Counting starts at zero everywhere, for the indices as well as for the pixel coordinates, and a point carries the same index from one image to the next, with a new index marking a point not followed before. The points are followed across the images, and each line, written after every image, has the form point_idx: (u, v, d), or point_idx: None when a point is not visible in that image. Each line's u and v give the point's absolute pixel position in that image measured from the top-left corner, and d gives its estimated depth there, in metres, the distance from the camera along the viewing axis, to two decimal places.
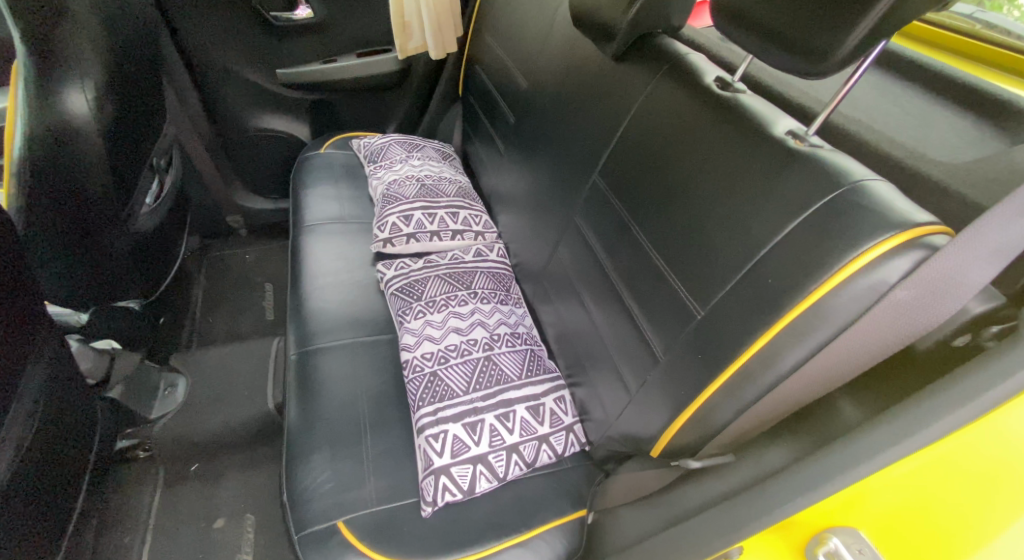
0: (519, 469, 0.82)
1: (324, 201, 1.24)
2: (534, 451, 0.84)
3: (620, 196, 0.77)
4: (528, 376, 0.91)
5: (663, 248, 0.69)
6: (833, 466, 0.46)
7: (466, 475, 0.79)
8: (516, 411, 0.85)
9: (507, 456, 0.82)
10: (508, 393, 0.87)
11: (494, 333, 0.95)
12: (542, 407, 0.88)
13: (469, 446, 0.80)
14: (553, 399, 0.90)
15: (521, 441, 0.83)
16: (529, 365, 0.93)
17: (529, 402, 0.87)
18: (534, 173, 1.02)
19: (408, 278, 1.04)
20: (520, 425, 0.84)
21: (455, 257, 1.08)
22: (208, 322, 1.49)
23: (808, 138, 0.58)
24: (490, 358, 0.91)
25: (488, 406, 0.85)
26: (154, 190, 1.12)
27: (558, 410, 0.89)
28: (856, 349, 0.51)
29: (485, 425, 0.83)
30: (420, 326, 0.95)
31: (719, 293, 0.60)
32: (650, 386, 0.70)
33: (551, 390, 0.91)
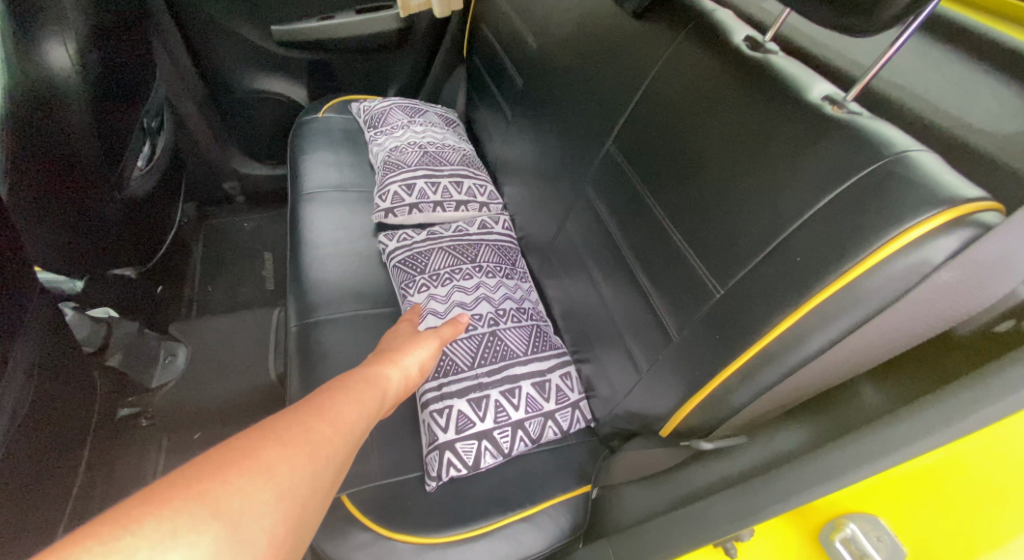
0: (524, 445, 0.81)
1: (323, 167, 1.19)
2: (539, 428, 0.83)
3: (637, 168, 0.73)
4: (534, 352, 0.89)
5: (681, 223, 0.65)
6: (859, 456, 0.44)
7: (471, 451, 0.77)
8: (522, 387, 0.84)
9: (513, 432, 0.80)
10: (514, 369, 0.85)
11: (499, 308, 0.92)
12: (548, 383, 0.86)
13: (474, 422, 0.79)
14: (559, 375, 0.88)
15: (527, 418, 0.82)
16: (535, 341, 0.90)
17: (535, 378, 0.85)
18: (544, 140, 0.98)
19: (411, 249, 1.01)
20: (526, 402, 0.83)
21: (460, 229, 1.05)
22: (206, 291, 1.46)
23: (847, 105, 0.53)
24: (495, 333, 0.88)
25: (493, 382, 0.83)
26: (146, 153, 1.06)
27: (564, 387, 0.87)
28: (889, 335, 0.48)
29: (490, 401, 0.81)
30: (423, 300, 0.93)
31: (741, 272, 0.57)
32: (661, 366, 0.68)
33: (557, 366, 0.89)
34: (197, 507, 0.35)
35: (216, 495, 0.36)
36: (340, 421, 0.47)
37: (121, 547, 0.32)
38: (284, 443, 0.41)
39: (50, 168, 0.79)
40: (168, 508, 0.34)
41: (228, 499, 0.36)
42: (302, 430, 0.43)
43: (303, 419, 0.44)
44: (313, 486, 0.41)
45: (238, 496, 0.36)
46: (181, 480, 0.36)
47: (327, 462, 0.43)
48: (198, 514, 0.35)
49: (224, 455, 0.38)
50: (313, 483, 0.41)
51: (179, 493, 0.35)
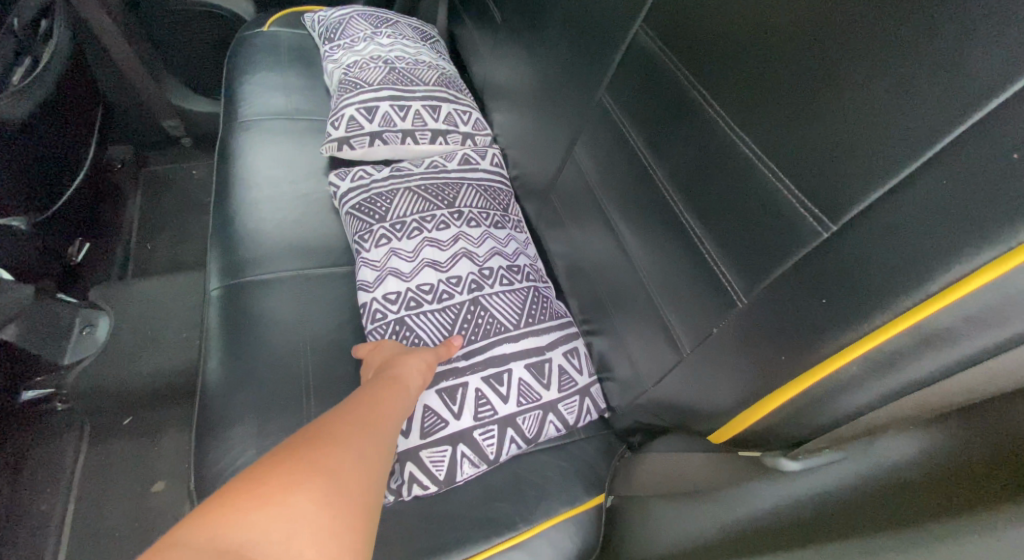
0: (515, 448, 0.61)
1: (265, 91, 0.95)
2: (536, 425, 0.62)
3: (681, 55, 0.50)
4: (530, 323, 0.67)
5: (756, 127, 0.42)
6: None
7: (443, 460, 0.58)
8: (512, 371, 0.62)
9: (500, 433, 0.60)
10: (502, 348, 0.64)
11: (484, 267, 0.70)
12: (548, 364, 0.64)
13: (446, 421, 0.59)
14: (562, 353, 0.66)
15: (520, 413, 0.61)
16: (530, 310, 0.68)
17: (530, 359, 0.64)
18: (544, 39, 0.74)
19: (368, 192, 0.77)
20: (517, 391, 0.62)
21: (434, 165, 0.82)
22: (146, 249, 1.24)
23: None
24: (476, 302, 0.66)
25: (472, 366, 0.62)
26: (25, 65, 0.81)
27: (570, 368, 0.65)
28: None
29: (469, 391, 0.60)
30: (382, 257, 0.70)
31: (873, 194, 0.34)
32: (720, 343, 0.47)
33: (560, 341, 0.67)
34: (300, 472, 0.35)
35: (309, 472, 0.35)
36: (386, 418, 0.46)
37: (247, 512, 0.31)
38: (343, 433, 0.40)
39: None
40: (275, 474, 0.34)
41: (327, 462, 0.37)
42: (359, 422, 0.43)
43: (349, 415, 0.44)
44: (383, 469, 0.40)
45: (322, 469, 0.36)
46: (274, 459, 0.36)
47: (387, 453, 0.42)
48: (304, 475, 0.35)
49: (298, 444, 0.38)
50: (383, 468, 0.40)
51: (263, 477, 0.34)
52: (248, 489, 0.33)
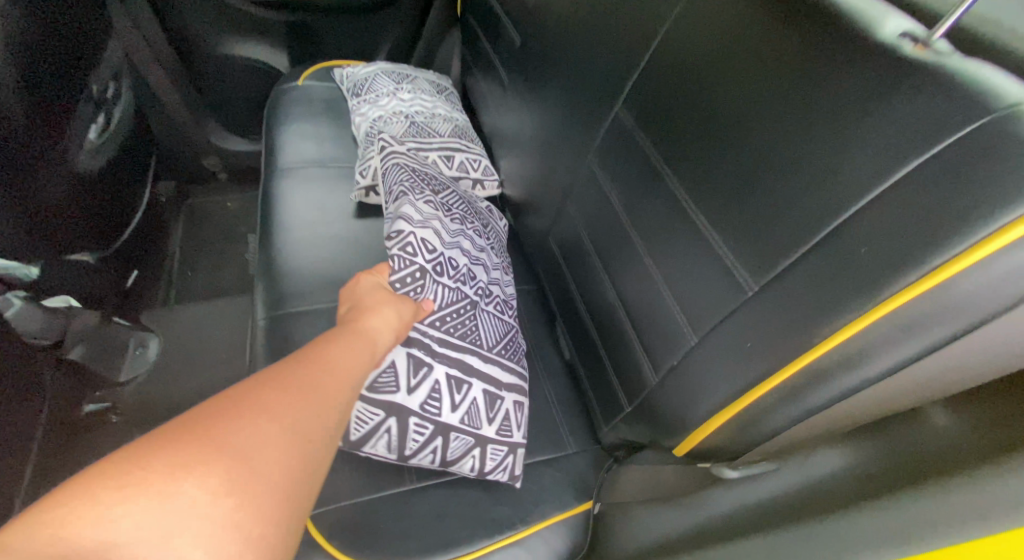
0: (430, 457, 0.67)
1: (300, 141, 1.08)
2: (461, 447, 0.67)
3: (650, 136, 0.61)
4: (501, 354, 0.74)
5: (704, 204, 0.53)
6: (946, 523, 0.34)
7: (370, 422, 0.65)
8: (472, 386, 0.69)
9: (430, 435, 0.66)
10: (472, 360, 0.70)
11: (489, 288, 0.78)
12: (500, 403, 0.70)
13: (397, 391, 0.65)
14: (513, 400, 0.72)
15: (460, 427, 0.67)
16: (505, 344, 0.75)
17: (490, 387, 0.70)
18: (544, 103, 0.85)
19: (411, 165, 0.86)
20: (467, 408, 0.68)
21: (467, 193, 0.92)
22: (186, 275, 1.37)
23: (933, 43, 0.38)
24: (474, 308, 0.73)
25: (441, 358, 0.68)
26: (99, 124, 0.94)
27: (514, 417, 0.71)
28: (981, 351, 0.37)
29: (431, 379, 0.66)
30: (426, 215, 0.76)
31: (781, 265, 0.45)
32: (680, 374, 0.57)
33: (517, 389, 0.73)
34: (196, 449, 0.33)
35: (228, 443, 0.34)
36: (345, 380, 0.46)
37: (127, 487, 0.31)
38: (267, 395, 0.39)
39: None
40: (164, 449, 0.33)
41: (233, 436, 0.35)
42: (313, 382, 0.43)
43: (303, 369, 0.44)
44: (323, 439, 0.40)
45: (246, 439, 0.35)
46: (181, 429, 0.34)
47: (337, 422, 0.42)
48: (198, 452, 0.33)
49: (230, 399, 0.37)
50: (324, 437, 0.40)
51: (155, 447, 0.33)
52: (157, 447, 0.33)
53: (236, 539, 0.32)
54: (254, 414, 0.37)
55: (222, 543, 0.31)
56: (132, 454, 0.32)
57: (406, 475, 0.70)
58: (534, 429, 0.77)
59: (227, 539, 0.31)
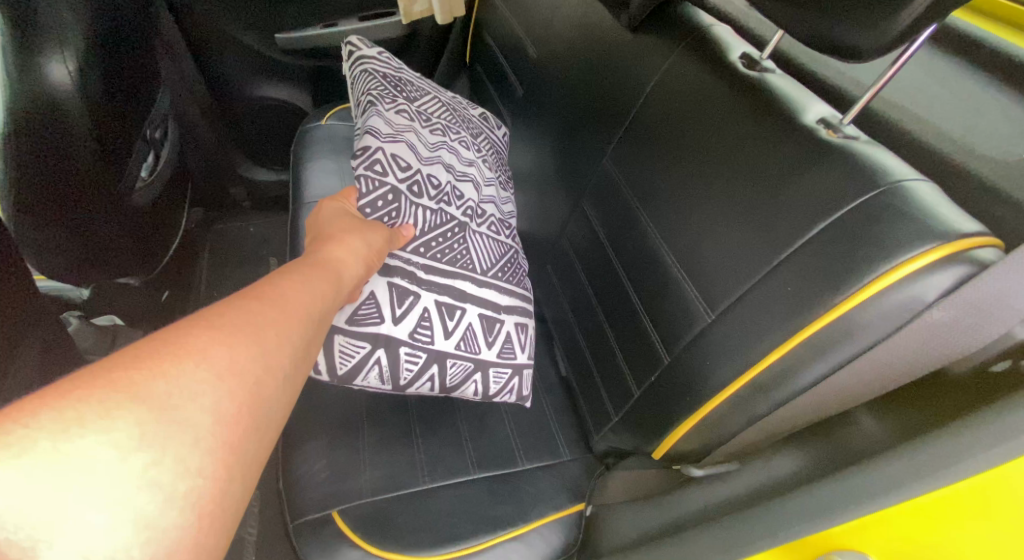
0: (430, 385, 0.78)
1: (324, 175, 1.19)
2: (461, 371, 0.79)
3: (633, 185, 0.72)
4: (495, 277, 0.84)
5: (675, 246, 0.64)
6: (845, 499, 0.43)
7: (361, 353, 0.73)
8: (466, 313, 0.78)
9: (425, 363, 0.76)
10: (461, 284, 0.79)
11: (479, 208, 0.88)
12: (498, 326, 0.81)
13: (383, 322, 0.74)
14: (513, 323, 0.83)
15: (454, 352, 0.78)
16: (501, 264, 0.86)
17: (485, 314, 0.80)
18: (543, 147, 0.96)
19: (386, 80, 0.95)
20: (461, 333, 0.78)
21: (457, 101, 1.02)
22: (212, 295, 1.48)
23: (842, 128, 0.54)
24: (462, 229, 0.83)
25: (427, 287, 0.77)
26: (149, 162, 1.06)
27: (514, 338, 0.82)
28: (882, 370, 0.47)
29: (419, 307, 0.76)
30: (403, 130, 0.86)
31: (733, 298, 0.56)
32: (658, 389, 0.67)
33: (517, 315, 0.84)
34: (120, 391, 0.33)
35: (152, 397, 0.34)
36: (299, 320, 0.46)
37: (57, 420, 0.31)
38: (205, 335, 0.38)
39: (58, 180, 0.77)
40: (91, 389, 0.33)
41: (162, 380, 0.35)
42: (259, 322, 0.42)
43: (249, 307, 0.43)
44: (270, 383, 0.40)
45: (172, 391, 0.35)
46: (113, 365, 0.34)
47: (286, 365, 0.42)
48: (119, 398, 0.33)
49: (156, 337, 0.37)
50: (271, 383, 0.40)
51: (77, 383, 0.33)
52: (71, 401, 0.32)
53: (160, 496, 0.32)
54: (183, 361, 0.36)
55: (144, 502, 0.31)
56: (44, 407, 0.31)
57: (420, 476, 0.78)
58: (533, 438, 0.87)
59: (147, 499, 0.32)
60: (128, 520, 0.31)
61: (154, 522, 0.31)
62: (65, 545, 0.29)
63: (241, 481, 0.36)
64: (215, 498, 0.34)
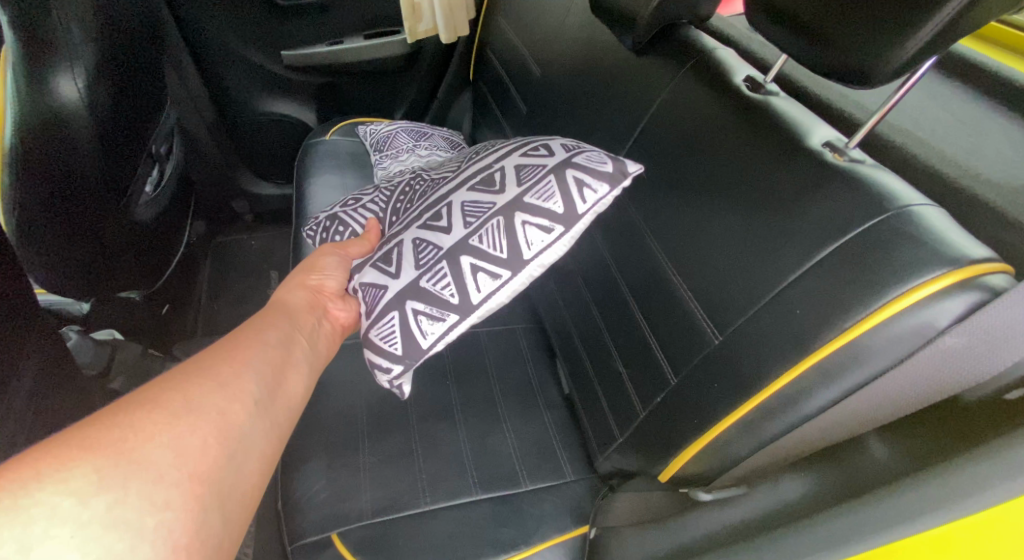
0: (493, 280, 0.62)
1: (327, 190, 1.19)
2: (497, 238, 0.62)
3: (638, 205, 0.72)
4: (472, 169, 0.73)
5: (681, 266, 0.64)
6: (855, 529, 0.42)
7: (394, 325, 0.64)
8: (453, 203, 0.68)
9: (451, 265, 0.63)
10: (444, 193, 0.71)
11: (434, 167, 0.89)
12: (495, 172, 0.67)
13: (387, 286, 0.66)
14: (512, 158, 0.68)
15: (472, 236, 0.63)
16: (475, 159, 0.76)
17: (474, 183, 0.68)
18: None
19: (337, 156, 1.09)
20: (459, 217, 0.66)
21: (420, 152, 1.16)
22: (212, 309, 1.47)
23: (848, 152, 0.54)
24: (412, 179, 0.84)
25: (407, 229, 0.70)
26: (154, 177, 1.06)
27: (525, 162, 0.66)
28: (893, 395, 0.47)
29: (406, 244, 0.68)
30: None
31: (740, 320, 0.56)
32: (665, 411, 0.66)
33: (512, 151, 0.69)
34: (76, 452, 0.37)
35: (109, 448, 0.38)
36: (247, 363, 0.52)
37: (25, 481, 0.35)
38: (157, 391, 0.44)
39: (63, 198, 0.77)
40: (52, 452, 0.37)
41: (115, 434, 0.39)
42: (207, 370, 0.48)
43: (198, 362, 0.49)
44: (229, 416, 0.46)
45: (128, 437, 0.39)
46: (73, 430, 0.39)
47: (241, 400, 0.48)
48: (77, 456, 0.37)
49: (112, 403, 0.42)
50: (228, 418, 0.45)
51: (43, 447, 0.37)
52: (31, 464, 0.36)
53: (128, 534, 0.35)
54: (136, 415, 0.41)
55: (113, 541, 0.34)
56: (5, 475, 0.35)
57: (421, 498, 0.77)
58: (537, 459, 0.86)
59: (116, 537, 0.34)
60: (100, 558, 0.33)
61: (124, 557, 0.34)
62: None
63: (213, 509, 0.40)
64: (187, 529, 0.37)
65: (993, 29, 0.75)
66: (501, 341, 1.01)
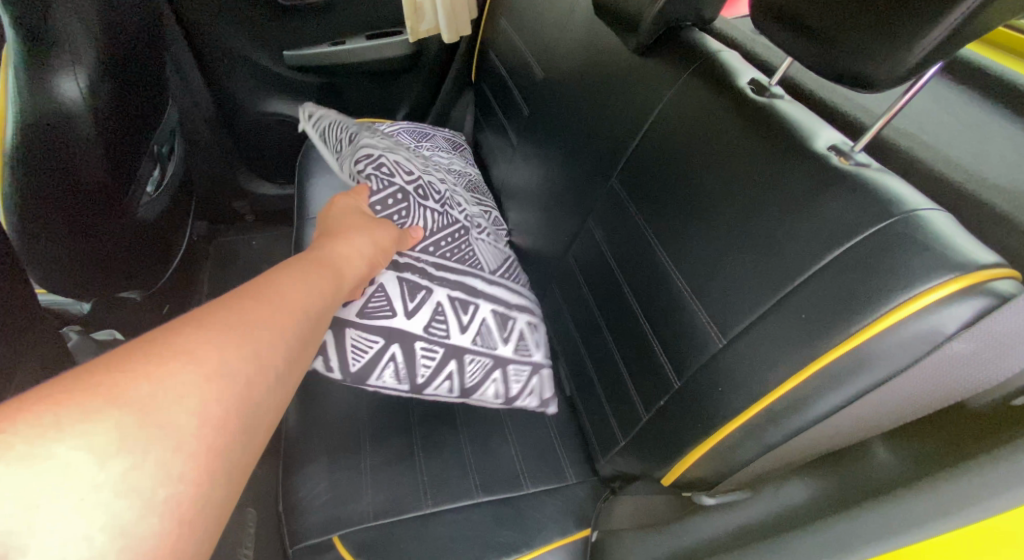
0: (450, 384, 0.76)
1: (329, 190, 1.19)
2: (479, 370, 0.77)
3: (641, 208, 0.72)
4: (501, 276, 0.87)
5: (685, 270, 0.64)
6: (861, 535, 0.42)
7: (372, 345, 0.71)
8: (478, 308, 0.78)
9: (442, 359, 0.74)
10: (473, 283, 0.79)
11: (479, 223, 0.92)
12: (510, 323, 0.81)
13: (394, 315, 0.72)
14: (523, 321, 0.83)
15: (472, 349, 0.76)
16: (505, 268, 0.90)
17: (499, 311, 0.80)
18: (549, 166, 0.96)
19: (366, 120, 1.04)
20: (475, 328, 0.77)
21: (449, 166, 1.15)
22: None
23: (854, 155, 0.54)
24: (467, 234, 0.86)
25: (436, 282, 0.76)
26: (156, 177, 1.06)
27: (527, 339, 0.82)
28: (898, 400, 0.47)
29: (431, 301, 0.74)
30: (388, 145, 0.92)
31: (743, 324, 0.56)
32: (668, 414, 0.66)
33: (524, 315, 0.84)
34: (97, 398, 0.33)
35: (133, 399, 0.34)
36: (287, 322, 0.46)
37: (41, 425, 0.31)
38: (192, 336, 0.38)
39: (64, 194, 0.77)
40: (70, 395, 0.33)
41: (141, 384, 0.35)
42: (245, 323, 0.42)
43: (236, 309, 0.43)
44: (256, 385, 0.40)
45: (156, 394, 0.35)
46: (97, 369, 0.35)
47: (271, 368, 0.42)
48: (97, 404, 0.33)
49: (144, 340, 0.38)
50: (256, 386, 0.40)
51: (64, 386, 0.33)
52: (51, 407, 0.32)
53: (139, 503, 0.32)
54: (163, 365, 0.36)
55: (122, 508, 0.31)
56: (21, 416, 0.31)
57: (422, 500, 0.77)
58: (538, 461, 0.85)
59: (126, 504, 0.31)
60: (105, 524, 0.30)
61: (130, 528, 0.31)
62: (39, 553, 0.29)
63: (225, 488, 0.36)
64: (196, 501, 0.34)
65: (999, 33, 0.75)
66: None
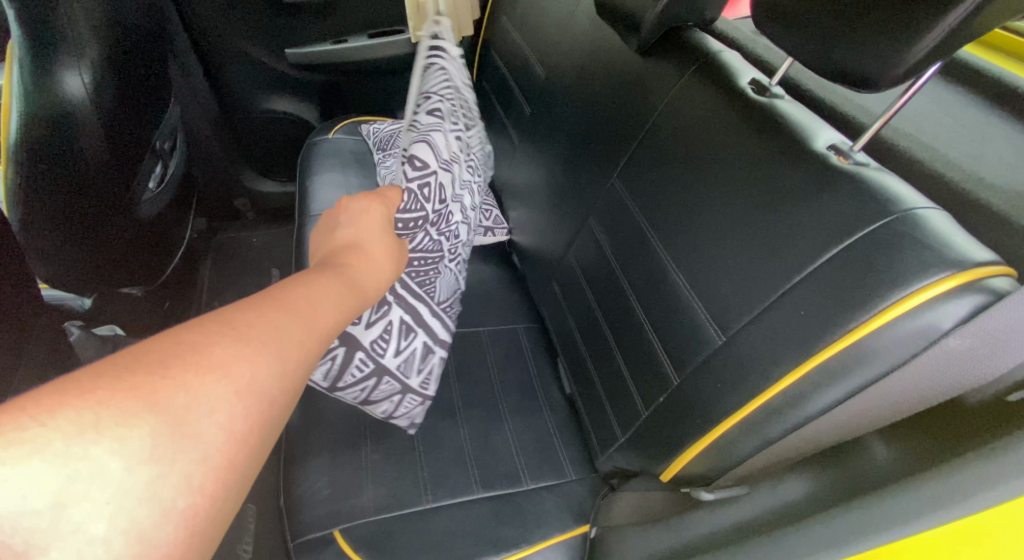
0: (355, 395, 0.78)
1: (330, 187, 1.19)
2: (387, 392, 0.79)
3: (641, 206, 0.73)
4: (444, 308, 0.88)
5: (685, 267, 0.64)
6: (859, 529, 0.42)
7: None
8: (415, 338, 0.81)
9: (366, 374, 0.77)
10: (420, 313, 0.82)
11: (457, 253, 0.91)
12: (431, 359, 0.83)
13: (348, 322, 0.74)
14: (439, 357, 0.85)
15: (391, 372, 0.79)
16: (450, 302, 0.90)
17: (429, 344, 0.83)
18: (550, 165, 0.97)
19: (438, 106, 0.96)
20: (403, 357, 0.80)
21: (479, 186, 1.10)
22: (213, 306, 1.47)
23: (853, 154, 0.54)
24: (436, 266, 0.85)
25: (397, 302, 0.78)
26: (158, 174, 1.06)
27: (434, 375, 0.84)
28: (894, 395, 0.48)
29: (384, 323, 0.77)
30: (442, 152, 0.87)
31: (742, 321, 0.57)
32: (667, 411, 0.67)
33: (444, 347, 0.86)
34: (131, 400, 0.31)
35: (170, 409, 0.32)
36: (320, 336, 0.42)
37: (77, 419, 0.30)
38: (228, 347, 0.36)
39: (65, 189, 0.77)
40: (105, 393, 0.31)
41: (175, 394, 0.32)
42: (282, 338, 0.38)
43: (276, 325, 0.39)
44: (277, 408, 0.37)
45: (191, 405, 0.33)
46: (133, 366, 0.32)
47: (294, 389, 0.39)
48: (130, 406, 0.31)
49: (184, 340, 0.35)
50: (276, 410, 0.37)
51: (102, 382, 0.31)
52: (91, 402, 0.30)
53: (157, 511, 0.30)
54: (198, 374, 0.34)
55: (142, 515, 0.30)
56: (61, 406, 0.30)
57: (423, 495, 0.78)
58: (538, 458, 0.86)
59: (144, 511, 0.30)
60: (124, 528, 0.29)
61: (147, 535, 0.30)
62: (60, 554, 0.27)
63: (232, 501, 0.34)
64: (209, 515, 0.32)
65: (995, 35, 0.76)
66: (503, 340, 1.01)
